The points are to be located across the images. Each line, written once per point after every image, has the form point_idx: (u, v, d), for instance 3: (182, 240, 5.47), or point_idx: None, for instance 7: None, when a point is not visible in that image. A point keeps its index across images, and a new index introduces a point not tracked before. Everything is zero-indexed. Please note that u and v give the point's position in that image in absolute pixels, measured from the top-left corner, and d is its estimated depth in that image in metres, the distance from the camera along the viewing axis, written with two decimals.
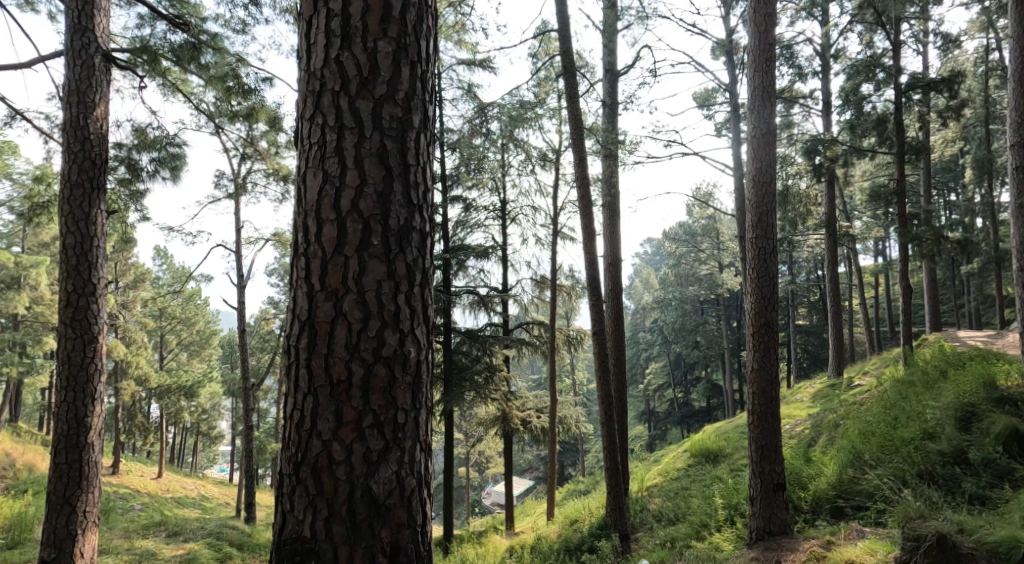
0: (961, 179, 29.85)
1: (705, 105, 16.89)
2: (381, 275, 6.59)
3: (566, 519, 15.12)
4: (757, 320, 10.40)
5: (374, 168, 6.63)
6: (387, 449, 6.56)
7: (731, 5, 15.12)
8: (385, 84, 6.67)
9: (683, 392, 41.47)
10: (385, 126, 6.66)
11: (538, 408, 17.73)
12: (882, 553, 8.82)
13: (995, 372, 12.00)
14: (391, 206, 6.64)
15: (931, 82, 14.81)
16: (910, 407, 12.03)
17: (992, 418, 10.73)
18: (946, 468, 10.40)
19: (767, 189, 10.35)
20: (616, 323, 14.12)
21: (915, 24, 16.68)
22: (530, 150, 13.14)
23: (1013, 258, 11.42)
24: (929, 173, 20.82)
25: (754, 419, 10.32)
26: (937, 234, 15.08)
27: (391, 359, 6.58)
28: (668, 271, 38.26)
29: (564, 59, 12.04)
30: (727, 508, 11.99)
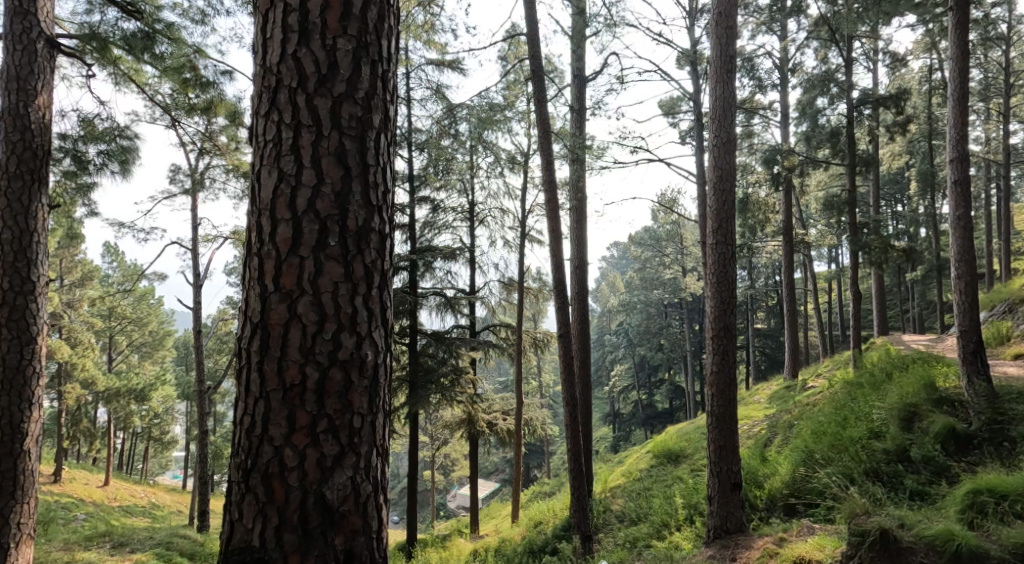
0: (907, 192, 30.75)
1: (670, 113, 17.17)
2: (338, 277, 6.62)
3: (530, 520, 15.31)
4: (717, 323, 10.59)
5: (332, 167, 6.67)
6: (342, 453, 6.59)
7: (696, 16, 15.39)
8: (345, 81, 6.71)
9: (648, 394, 42.00)
10: (343, 126, 6.70)
11: (504, 411, 17.86)
12: (831, 549, 8.96)
13: (935, 375, 12.39)
14: (350, 206, 6.68)
15: (881, 98, 15.13)
16: (858, 407, 12.34)
17: (933, 417, 11.03)
18: (890, 466, 10.67)
19: (727, 196, 10.52)
20: (582, 325, 14.25)
21: (867, 42, 17.16)
22: (498, 153, 13.20)
23: (953, 267, 11.69)
24: (879, 184, 21.41)
25: (712, 420, 10.47)
26: (884, 242, 15.43)
27: (347, 362, 6.62)
28: (633, 274, 38.67)
29: (532, 63, 12.14)
30: (687, 508, 12.19)
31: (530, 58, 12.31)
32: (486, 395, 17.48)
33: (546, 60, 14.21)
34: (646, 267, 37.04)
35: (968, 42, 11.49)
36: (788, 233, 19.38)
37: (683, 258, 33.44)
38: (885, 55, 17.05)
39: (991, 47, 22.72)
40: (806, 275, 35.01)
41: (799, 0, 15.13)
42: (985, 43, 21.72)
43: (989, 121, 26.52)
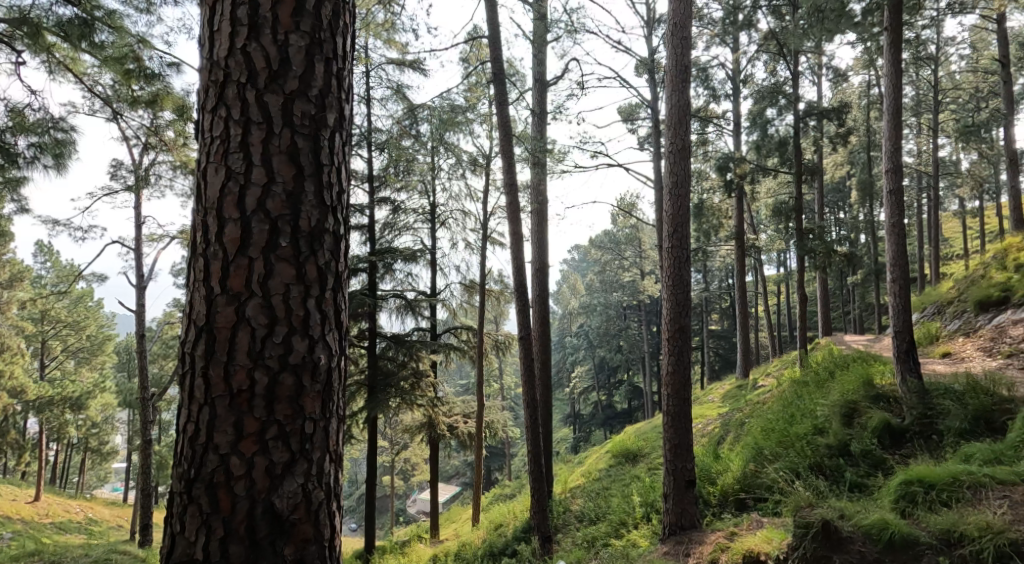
0: (850, 200, 31.69)
1: (629, 119, 17.42)
2: (289, 279, 6.63)
3: (490, 523, 15.38)
4: (673, 325, 10.78)
5: (284, 166, 6.68)
6: (293, 460, 6.60)
7: (653, 26, 15.66)
8: (297, 78, 6.73)
9: (607, 395, 42.40)
10: (295, 123, 6.72)
11: (465, 414, 17.99)
12: (778, 541, 9.13)
13: (873, 371, 12.75)
14: (302, 206, 6.70)
15: (824, 110, 15.50)
16: (804, 404, 12.67)
17: (872, 413, 11.35)
18: (833, 460, 10.98)
19: (683, 200, 10.72)
20: (543, 327, 14.36)
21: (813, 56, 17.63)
22: (460, 155, 13.24)
23: (889, 273, 11.81)
24: (824, 192, 21.98)
25: (667, 420, 10.68)
26: (828, 247, 15.83)
27: (299, 366, 6.63)
28: (593, 277, 38.96)
29: (494, 66, 12.24)
30: (644, 506, 12.38)
31: (491, 60, 12.41)
32: (447, 398, 17.48)
33: (507, 64, 14.32)
34: (606, 269, 37.32)
35: (901, 61, 11.84)
36: (741, 238, 19.74)
37: (642, 262, 33.89)
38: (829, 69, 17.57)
39: (923, 64, 23.73)
40: (757, 278, 35.75)
41: (749, 13, 15.46)
42: (918, 60, 22.67)
43: (922, 133, 27.56)
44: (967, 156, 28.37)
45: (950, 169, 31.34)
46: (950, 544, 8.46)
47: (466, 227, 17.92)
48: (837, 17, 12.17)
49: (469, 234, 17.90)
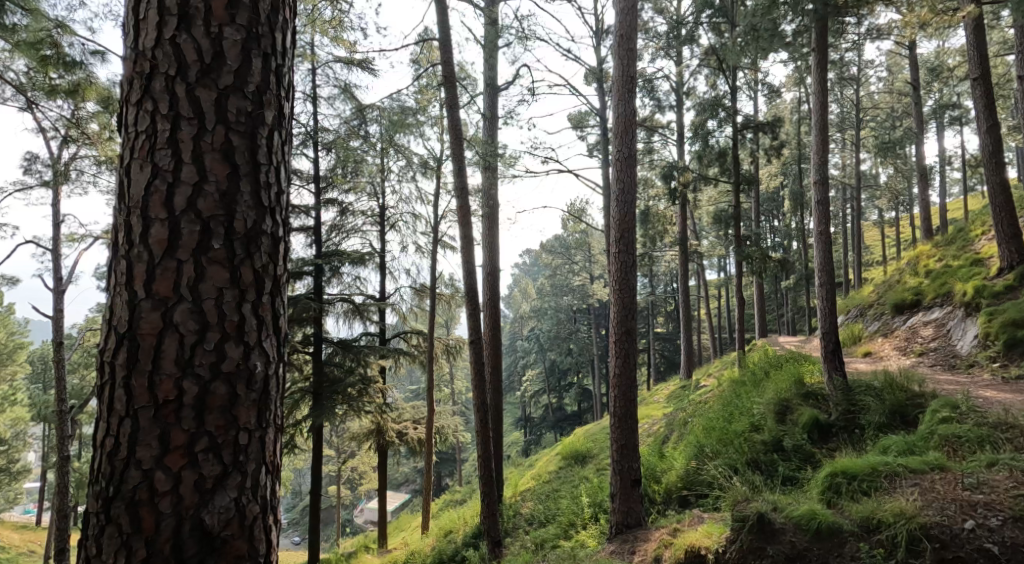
0: (783, 210, 32.75)
1: (578, 126, 17.69)
2: (222, 282, 5.63)
3: (440, 530, 15.42)
4: (620, 327, 10.96)
5: (217, 164, 5.68)
6: (225, 474, 5.58)
7: (602, 37, 15.93)
8: (233, 73, 5.74)
9: (556, 397, 42.85)
10: (231, 120, 5.72)
11: (414, 419, 18.08)
12: (716, 536, 9.25)
13: (803, 372, 13.27)
14: (237, 207, 5.69)
15: (760, 124, 15.99)
16: (741, 403, 13.04)
17: (802, 410, 11.78)
18: (767, 455, 11.27)
19: (629, 207, 10.93)
20: (494, 332, 14.48)
21: (749, 73, 18.21)
22: (410, 157, 13.26)
23: (817, 279, 12.26)
24: (760, 202, 22.60)
25: (615, 420, 10.85)
26: (764, 253, 16.27)
27: (232, 375, 5.62)
28: (544, 281, 39.21)
29: (445, 69, 12.30)
30: (593, 506, 12.58)
31: (442, 63, 12.47)
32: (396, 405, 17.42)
33: (459, 68, 14.40)
34: (556, 274, 37.59)
35: (826, 80, 12.19)
36: (685, 244, 20.15)
37: (592, 266, 34.28)
38: (764, 85, 18.18)
39: (844, 85, 25.03)
40: (698, 283, 36.66)
41: (692, 29, 15.80)
42: (839, 79, 23.82)
43: (846, 148, 28.78)
44: (885, 170, 29.94)
45: (870, 182, 33.04)
46: (870, 530, 8.53)
47: (417, 230, 18.03)
48: (768, 35, 12.36)
49: (419, 237, 17.97)
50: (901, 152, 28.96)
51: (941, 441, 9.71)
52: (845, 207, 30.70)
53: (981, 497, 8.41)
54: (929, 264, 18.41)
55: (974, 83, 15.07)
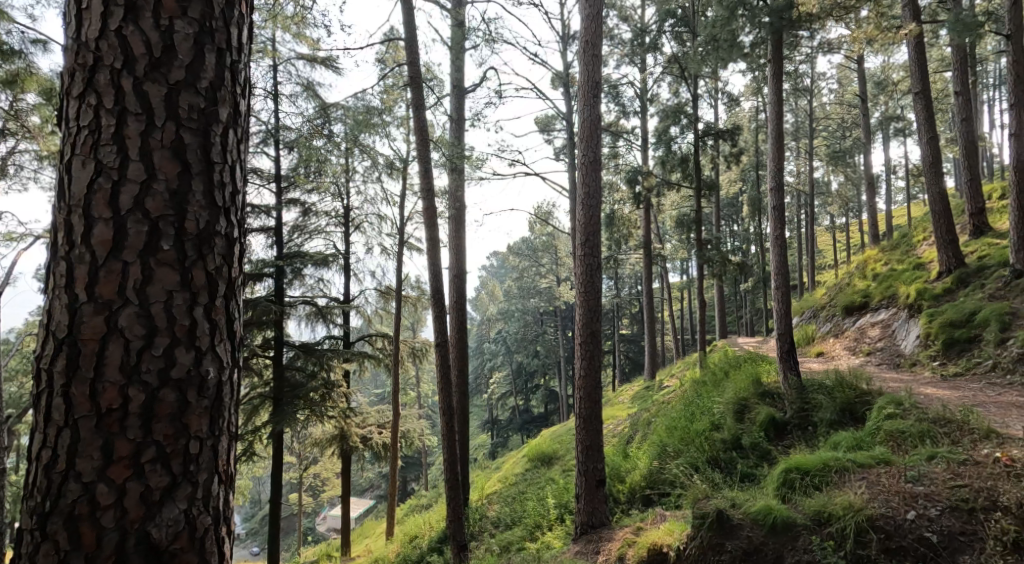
0: (741, 215, 33.39)
1: (545, 129, 17.79)
2: (171, 285, 4.86)
3: (406, 536, 15.40)
4: (585, 329, 11.08)
5: (166, 162, 4.92)
6: (174, 485, 4.82)
7: (568, 41, 16.05)
8: (184, 68, 4.98)
9: (524, 399, 43.04)
10: (182, 118, 4.96)
11: (379, 424, 18.16)
12: (678, 533, 9.44)
13: (761, 371, 13.53)
14: (189, 207, 4.94)
15: (721, 131, 16.20)
16: (701, 403, 13.24)
17: (760, 409, 12.00)
18: (727, 453, 11.46)
19: (594, 211, 11.01)
20: (461, 335, 14.51)
21: (710, 81, 18.53)
22: (375, 157, 13.24)
23: (773, 282, 12.38)
24: (721, 206, 22.93)
25: (580, 422, 10.94)
26: (725, 257, 16.51)
27: (183, 382, 4.87)
28: (511, 283, 39.31)
29: (411, 70, 12.31)
30: (558, 507, 12.70)
31: (408, 64, 12.47)
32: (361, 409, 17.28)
33: (425, 69, 14.39)
34: (523, 276, 37.68)
35: (782, 92, 12.39)
36: (648, 247, 20.40)
37: (558, 268, 34.44)
38: (725, 93, 18.47)
39: (799, 95, 25.67)
40: (662, 285, 37.11)
41: (656, 37, 15.99)
42: (795, 89, 24.41)
43: (800, 156, 29.54)
44: (835, 178, 30.80)
45: (821, 189, 33.94)
46: (821, 523, 8.61)
47: (383, 231, 18.03)
48: (728, 46, 12.50)
49: (385, 238, 17.94)
50: (851, 160, 29.84)
51: (887, 436, 9.95)
52: (799, 214, 31.43)
53: (922, 489, 8.53)
54: (876, 266, 18.87)
55: (916, 96, 15.63)
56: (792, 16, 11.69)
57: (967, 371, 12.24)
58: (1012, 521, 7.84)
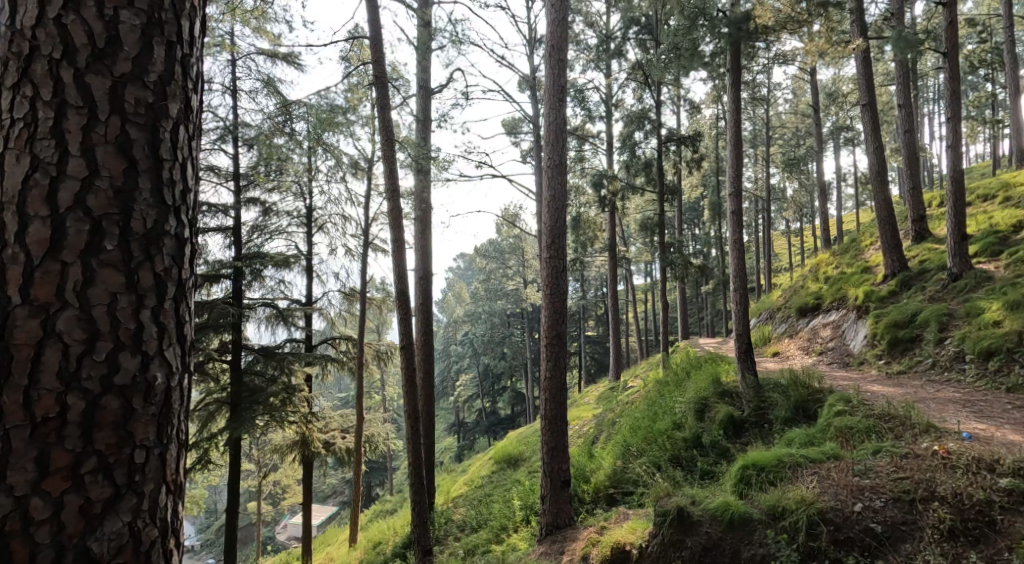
0: (703, 220, 33.89)
1: (512, 132, 17.87)
2: (115, 288, 4.38)
3: (370, 541, 15.39)
4: (550, 331, 11.14)
5: (111, 159, 4.42)
6: (118, 496, 4.33)
7: (535, 45, 16.14)
8: (131, 61, 4.49)
9: (490, 402, 43.11)
10: (128, 111, 4.48)
11: (342, 428, 17.96)
12: (640, 531, 9.64)
13: (720, 371, 13.75)
14: (136, 205, 4.45)
15: (685, 137, 16.39)
16: (664, 403, 13.42)
17: (719, 408, 12.18)
18: (687, 452, 11.64)
19: (560, 214, 11.10)
20: (426, 337, 14.52)
21: (672, 88, 18.78)
22: (339, 156, 13.21)
23: (732, 285, 12.56)
24: (684, 210, 23.25)
25: (545, 424, 11.03)
26: (686, 259, 16.74)
27: (128, 390, 4.38)
28: (478, 285, 39.35)
29: (376, 69, 12.30)
30: (523, 509, 12.77)
31: (373, 63, 12.46)
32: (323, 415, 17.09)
33: (391, 69, 14.38)
34: (490, 278, 37.78)
35: (741, 100, 12.56)
36: (613, 250, 20.60)
37: (525, 271, 34.58)
38: (687, 101, 18.73)
39: (757, 103, 26.19)
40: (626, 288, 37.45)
41: (620, 43, 16.15)
42: (754, 97, 24.86)
43: (758, 162, 30.11)
44: (790, 185, 31.45)
45: (777, 195, 34.63)
46: (775, 517, 8.75)
47: (347, 232, 17.98)
48: (689, 56, 12.54)
49: (349, 238, 17.89)
50: (806, 167, 30.52)
51: (836, 432, 10.18)
52: (756, 219, 32.01)
53: (868, 482, 8.72)
54: (828, 270, 19.29)
55: (863, 109, 15.97)
56: (750, 28, 12.02)
57: (909, 369, 12.66)
58: (949, 509, 8.01)
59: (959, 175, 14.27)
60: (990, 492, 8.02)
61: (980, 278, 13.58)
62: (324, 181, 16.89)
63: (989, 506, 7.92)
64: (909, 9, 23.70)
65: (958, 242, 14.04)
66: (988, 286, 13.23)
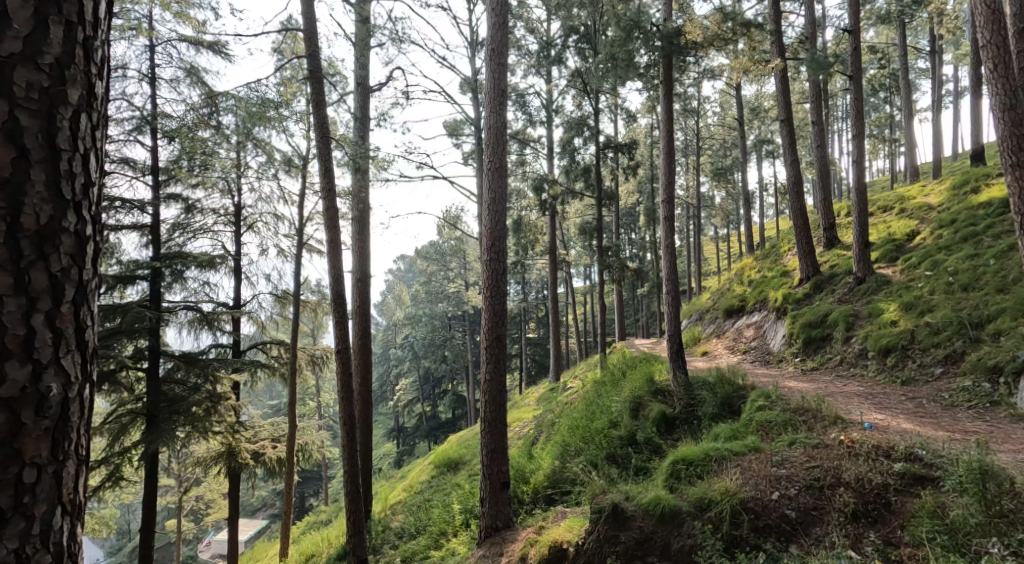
0: (639, 225, 34.42)
1: (453, 134, 17.93)
2: (6, 288, 5.53)
3: (303, 552, 15.23)
4: (491, 333, 11.21)
5: (2, 146, 5.57)
6: (4, 520, 5.51)
7: (477, 47, 16.24)
8: (22, 39, 5.61)
9: (430, 406, 42.88)
10: (21, 97, 5.61)
11: (273, 438, 17.03)
12: (577, 529, 9.79)
13: (654, 370, 13.96)
14: (27, 198, 5.60)
15: (622, 144, 16.65)
16: (601, 403, 13.60)
17: (652, 406, 12.46)
18: (624, 449, 11.89)
19: (501, 217, 11.21)
20: (363, 340, 14.43)
21: (610, 96, 19.04)
22: (271, 153, 13.07)
23: (667, 287, 12.76)
24: (622, 215, 23.56)
25: (485, 425, 11.11)
26: (623, 262, 16.99)
27: (15, 402, 5.55)
28: (418, 287, 39.19)
29: (311, 64, 12.21)
30: (463, 513, 12.78)
31: (307, 57, 12.37)
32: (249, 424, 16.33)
33: (329, 65, 14.29)
34: (431, 281, 37.67)
35: (674, 110, 12.83)
36: (553, 253, 20.78)
37: (467, 273, 34.62)
38: (624, 109, 19.04)
39: (689, 113, 26.77)
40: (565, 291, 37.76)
41: (560, 51, 16.35)
42: (685, 107, 25.42)
43: (691, 170, 30.76)
44: (717, 193, 32.19)
45: (707, 202, 35.38)
46: (703, 508, 9.32)
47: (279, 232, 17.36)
48: (625, 67, 12.77)
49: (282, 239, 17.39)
50: (733, 177, 31.33)
51: (757, 426, 10.63)
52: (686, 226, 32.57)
53: (785, 471, 9.42)
54: (751, 274, 19.80)
55: (782, 124, 16.35)
56: (681, 43, 12.50)
57: (820, 365, 13.37)
58: (852, 494, 8.88)
59: (864, 188, 14.86)
60: (886, 476, 8.91)
61: (880, 281, 14.32)
62: (253, 177, 16.32)
63: (885, 489, 8.83)
64: (823, 31, 24.67)
65: (862, 247, 14.68)
66: (886, 288, 13.99)
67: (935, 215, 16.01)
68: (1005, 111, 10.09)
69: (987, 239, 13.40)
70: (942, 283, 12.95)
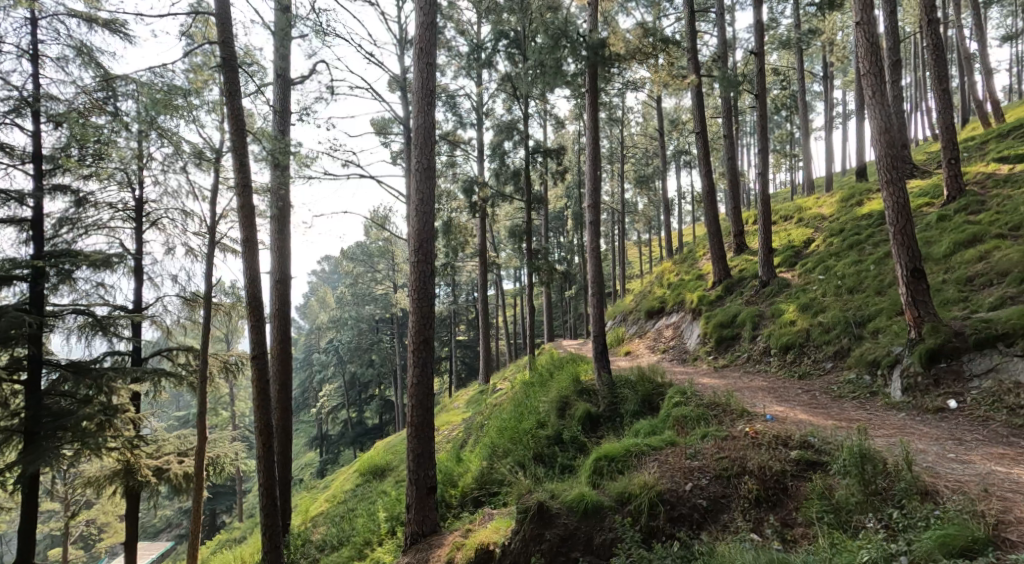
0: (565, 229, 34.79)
1: (382, 133, 17.86)
2: None
3: None
4: (417, 337, 11.21)
5: None
6: None
7: (405, 46, 16.22)
8: None
9: (357, 412, 42.44)
10: None
11: (178, 451, 16.10)
12: (503, 530, 9.98)
13: (580, 370, 14.15)
14: None
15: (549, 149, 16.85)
16: (529, 404, 13.73)
17: (578, 405, 12.61)
18: (550, 448, 12.10)
19: (428, 218, 11.21)
20: (284, 343, 14.21)
21: (539, 102, 19.21)
22: (178, 144, 12.78)
23: (592, 289, 12.94)
24: (550, 219, 23.82)
25: (413, 430, 11.11)
26: (551, 265, 17.16)
27: None
28: (345, 289, 38.91)
29: (224, 51, 12.02)
30: (389, 520, 12.73)
31: (219, 45, 12.15)
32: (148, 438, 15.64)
33: (248, 55, 14.08)
34: (357, 282, 37.42)
35: (599, 119, 13.06)
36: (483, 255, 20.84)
37: (395, 276, 34.49)
38: (552, 115, 19.24)
39: (614, 120, 27.21)
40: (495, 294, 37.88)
41: (490, 54, 16.45)
42: (611, 115, 25.82)
43: (616, 176, 31.20)
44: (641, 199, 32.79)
45: (631, 208, 36.00)
46: (623, 503, 9.62)
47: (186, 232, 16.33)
48: (553, 73, 12.91)
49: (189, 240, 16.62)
50: (655, 184, 31.97)
51: (675, 421, 10.88)
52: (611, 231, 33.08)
53: (697, 463, 9.77)
54: (670, 277, 20.24)
55: (698, 134, 16.79)
56: (605, 53, 12.78)
57: (732, 362, 13.78)
58: (755, 481, 9.36)
59: (768, 198, 15.33)
60: (784, 463, 9.42)
61: (782, 283, 14.88)
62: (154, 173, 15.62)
63: (783, 475, 9.34)
64: (735, 49, 25.49)
65: (767, 250, 15.19)
66: (788, 290, 14.56)
67: (829, 224, 16.68)
68: (882, 133, 11.40)
69: (868, 247, 14.19)
70: (833, 285, 13.57)
